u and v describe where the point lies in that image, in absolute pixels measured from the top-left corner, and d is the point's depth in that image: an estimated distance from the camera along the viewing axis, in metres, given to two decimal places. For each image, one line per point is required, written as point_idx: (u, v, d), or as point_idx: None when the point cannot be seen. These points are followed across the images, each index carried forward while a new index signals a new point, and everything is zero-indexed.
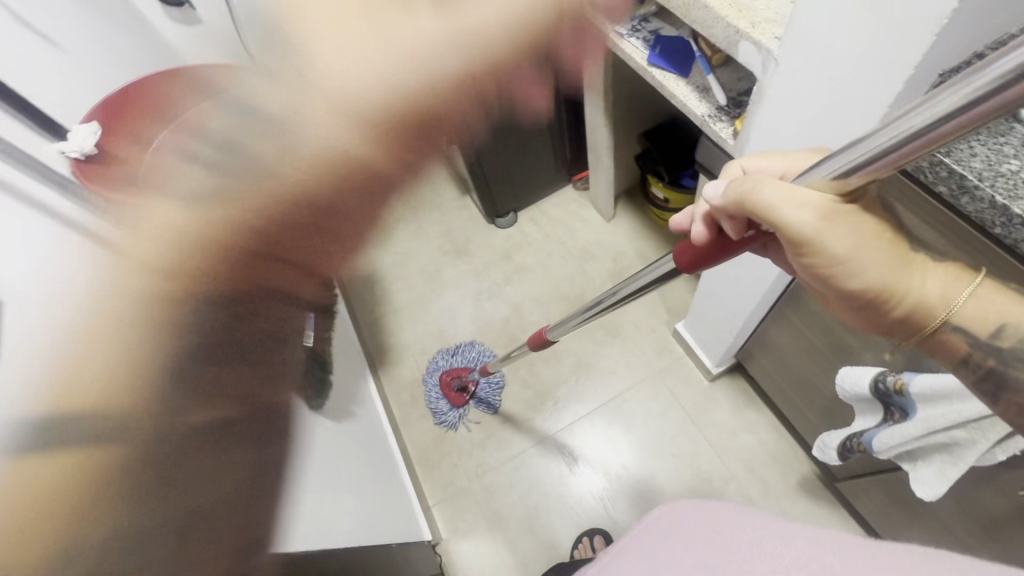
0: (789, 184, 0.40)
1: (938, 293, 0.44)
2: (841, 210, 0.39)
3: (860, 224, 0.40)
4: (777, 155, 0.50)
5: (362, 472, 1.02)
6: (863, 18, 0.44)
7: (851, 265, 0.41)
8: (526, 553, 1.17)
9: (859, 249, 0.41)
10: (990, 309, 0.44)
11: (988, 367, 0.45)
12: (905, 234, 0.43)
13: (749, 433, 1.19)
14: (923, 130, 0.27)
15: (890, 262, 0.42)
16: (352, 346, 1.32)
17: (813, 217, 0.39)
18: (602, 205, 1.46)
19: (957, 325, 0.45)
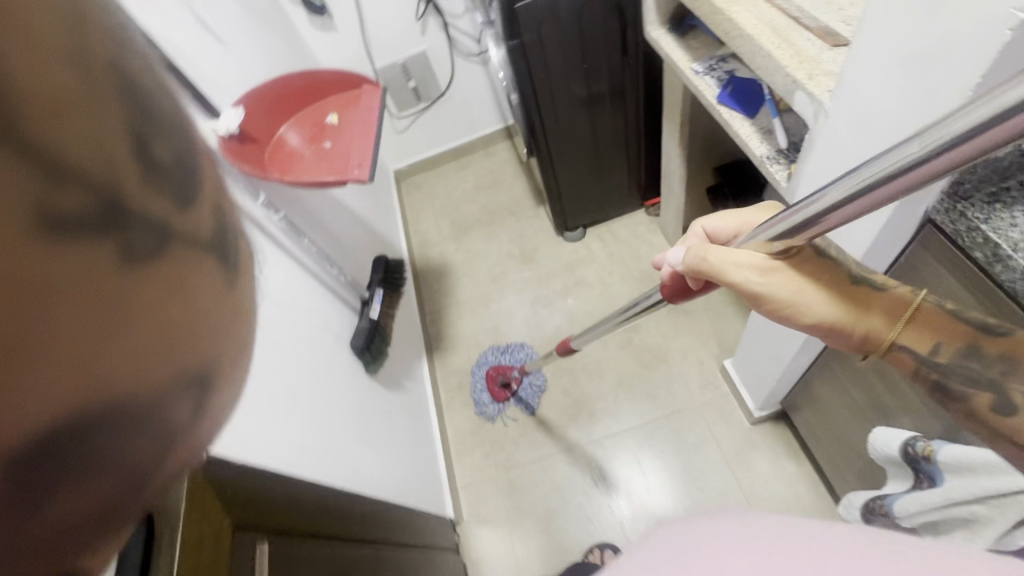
0: (733, 251, 0.51)
1: (881, 321, 0.51)
2: (775, 266, 0.50)
3: (794, 275, 0.50)
4: (736, 214, 0.58)
5: (402, 440, 1.13)
6: (904, 84, 0.46)
7: (797, 308, 0.50)
8: (538, 551, 1.22)
9: (798, 294, 0.50)
10: (931, 332, 0.51)
11: (936, 379, 0.52)
12: (841, 273, 0.51)
13: (784, 484, 1.15)
14: (940, 150, 0.31)
15: (832, 300, 0.50)
16: (414, 328, 1.45)
17: (753, 275, 0.50)
18: (670, 232, 1.48)
19: (904, 344, 0.52)
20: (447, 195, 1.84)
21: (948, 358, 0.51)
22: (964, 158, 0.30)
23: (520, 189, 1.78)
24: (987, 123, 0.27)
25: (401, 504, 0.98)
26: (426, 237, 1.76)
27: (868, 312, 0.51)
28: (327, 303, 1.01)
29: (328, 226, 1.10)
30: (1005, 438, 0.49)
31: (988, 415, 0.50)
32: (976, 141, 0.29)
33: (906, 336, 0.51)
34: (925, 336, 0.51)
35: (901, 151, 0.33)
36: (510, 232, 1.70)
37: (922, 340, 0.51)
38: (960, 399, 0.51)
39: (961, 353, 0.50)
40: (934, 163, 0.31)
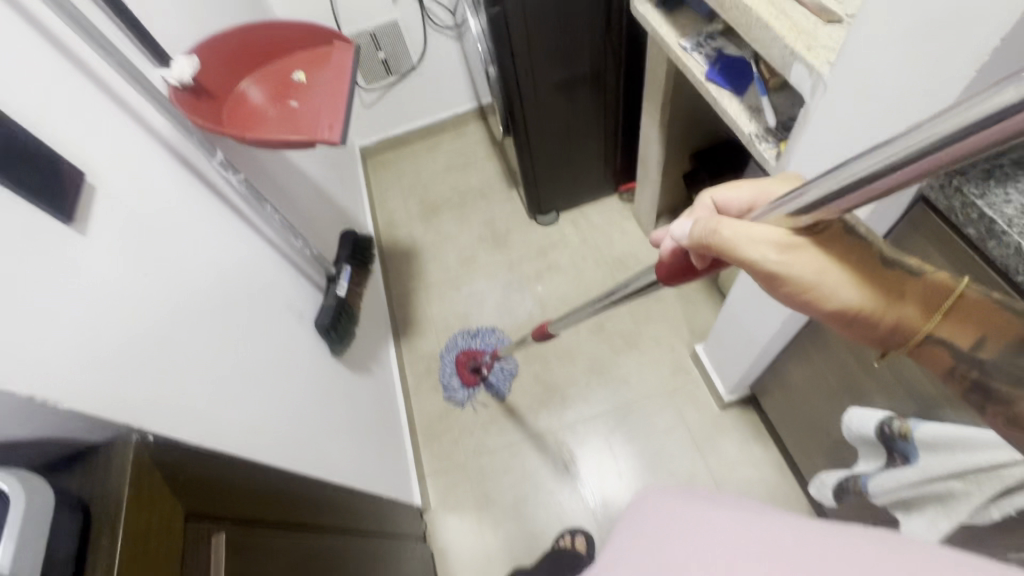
0: (749, 225, 0.48)
1: (914, 308, 0.47)
2: (797, 243, 0.47)
3: (817, 254, 0.47)
4: (749, 186, 0.56)
5: (368, 425, 1.08)
6: (916, 53, 0.46)
7: (821, 289, 0.47)
8: (507, 537, 1.19)
9: (821, 274, 0.46)
10: (966, 321, 0.47)
11: (972, 377, 0.48)
12: (871, 255, 0.48)
13: (751, 467, 1.17)
14: (953, 138, 0.29)
15: (860, 283, 0.47)
16: (380, 310, 1.38)
17: (772, 251, 0.47)
18: (644, 218, 1.48)
19: (940, 338, 0.48)
20: (416, 174, 1.77)
21: (991, 355, 0.46)
22: (975, 146, 0.28)
23: (492, 170, 1.73)
24: (1000, 115, 0.26)
25: (366, 491, 0.92)
26: (393, 217, 1.69)
27: (900, 299, 0.47)
28: (290, 278, 0.94)
29: (290, 197, 1.03)
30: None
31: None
32: (998, 127, 0.26)
33: (940, 325, 0.47)
34: (963, 328, 0.47)
35: (938, 122, 0.30)
36: (482, 214, 1.65)
37: (957, 331, 0.47)
38: (1000, 401, 0.46)
39: (1002, 348, 0.46)
40: (980, 134, 0.27)
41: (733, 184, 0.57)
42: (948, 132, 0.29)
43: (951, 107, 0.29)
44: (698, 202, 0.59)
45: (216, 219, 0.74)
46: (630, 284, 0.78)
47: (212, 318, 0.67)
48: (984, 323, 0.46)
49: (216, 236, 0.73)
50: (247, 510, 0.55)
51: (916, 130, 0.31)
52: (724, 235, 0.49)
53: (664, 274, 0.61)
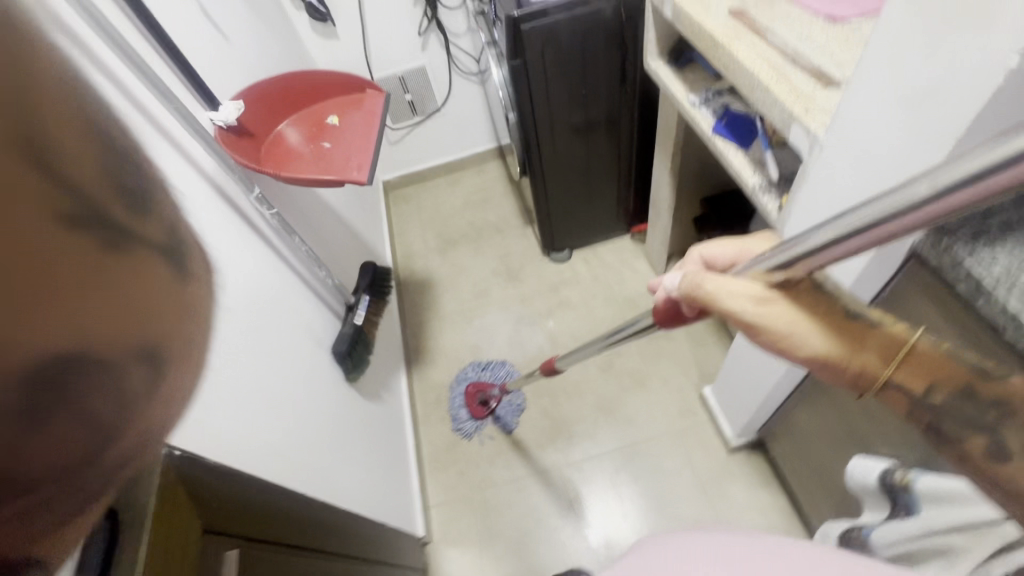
0: (730, 280, 0.50)
1: (876, 357, 0.48)
2: (771, 297, 0.48)
3: (789, 305, 0.48)
4: (734, 244, 0.59)
5: (377, 452, 1.10)
6: (900, 123, 0.50)
7: (792, 337, 0.48)
8: (509, 575, 1.18)
9: (793, 324, 0.48)
10: (926, 369, 0.47)
11: (929, 424, 0.48)
12: (832, 306, 0.50)
13: (759, 515, 1.15)
14: (931, 199, 0.31)
15: (825, 332, 0.48)
16: (394, 338, 1.42)
17: (749, 304, 0.48)
18: (655, 259, 1.51)
19: (902, 385, 0.48)
20: (435, 208, 1.84)
21: (942, 402, 0.47)
22: (953, 207, 0.31)
23: (509, 207, 1.79)
24: (970, 182, 0.28)
25: (370, 518, 0.93)
26: (411, 249, 1.75)
27: (860, 348, 0.48)
28: (311, 305, 0.99)
29: (317, 229, 1.09)
30: (997, 486, 0.45)
31: (980, 463, 0.46)
32: (969, 193, 0.29)
33: (902, 373, 0.47)
34: (921, 376, 0.47)
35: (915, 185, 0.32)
36: (497, 249, 1.70)
37: (917, 379, 0.47)
38: (951, 442, 0.48)
39: (955, 396, 0.47)
40: (956, 198, 0.30)
41: (715, 241, 0.60)
42: (926, 195, 0.32)
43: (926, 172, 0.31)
44: (688, 256, 0.62)
45: (248, 247, 0.79)
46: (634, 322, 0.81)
47: (241, 340, 0.71)
48: (942, 371, 0.47)
49: (249, 263, 0.78)
50: (259, 528, 0.58)
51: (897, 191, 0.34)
52: (708, 288, 0.50)
53: (660, 319, 0.63)
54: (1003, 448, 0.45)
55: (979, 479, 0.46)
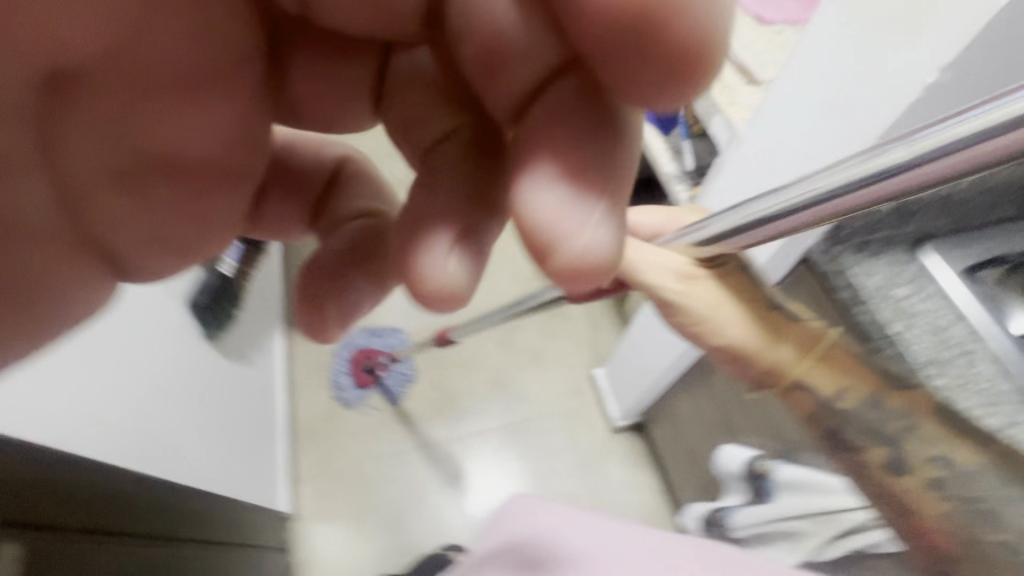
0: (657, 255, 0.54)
1: (790, 354, 0.55)
2: (694, 278, 0.55)
3: (712, 286, 0.55)
4: (661, 211, 0.60)
5: (239, 420, 0.97)
6: (817, 127, 0.50)
7: (711, 323, 0.56)
8: (381, 549, 1.15)
9: (714, 307, 0.55)
10: (830, 373, 0.54)
11: (833, 429, 0.56)
12: (757, 295, 0.56)
13: (631, 493, 1.22)
14: (890, 170, 0.31)
15: (744, 323, 0.55)
16: (273, 295, 1.27)
17: (674, 283, 0.55)
18: None
19: (808, 382, 0.55)
20: None
21: (850, 406, 0.54)
22: (908, 182, 0.31)
23: None
24: (939, 151, 0.29)
25: (221, 495, 0.82)
26: None
27: (779, 341, 0.55)
28: None
29: None
30: (889, 496, 0.54)
31: (879, 472, 0.54)
32: (936, 164, 0.29)
33: (811, 372, 0.54)
34: (830, 378, 0.54)
35: (868, 160, 0.32)
36: None
37: (824, 380, 0.54)
38: (852, 451, 0.56)
39: (863, 403, 0.53)
40: (914, 172, 0.30)
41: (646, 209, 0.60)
42: (878, 170, 0.32)
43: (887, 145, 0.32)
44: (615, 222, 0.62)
45: None
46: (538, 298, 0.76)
47: None
48: (847, 376, 0.53)
49: None
50: (30, 499, 0.46)
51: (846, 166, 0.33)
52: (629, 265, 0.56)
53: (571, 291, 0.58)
54: (900, 462, 0.53)
55: (876, 486, 0.55)
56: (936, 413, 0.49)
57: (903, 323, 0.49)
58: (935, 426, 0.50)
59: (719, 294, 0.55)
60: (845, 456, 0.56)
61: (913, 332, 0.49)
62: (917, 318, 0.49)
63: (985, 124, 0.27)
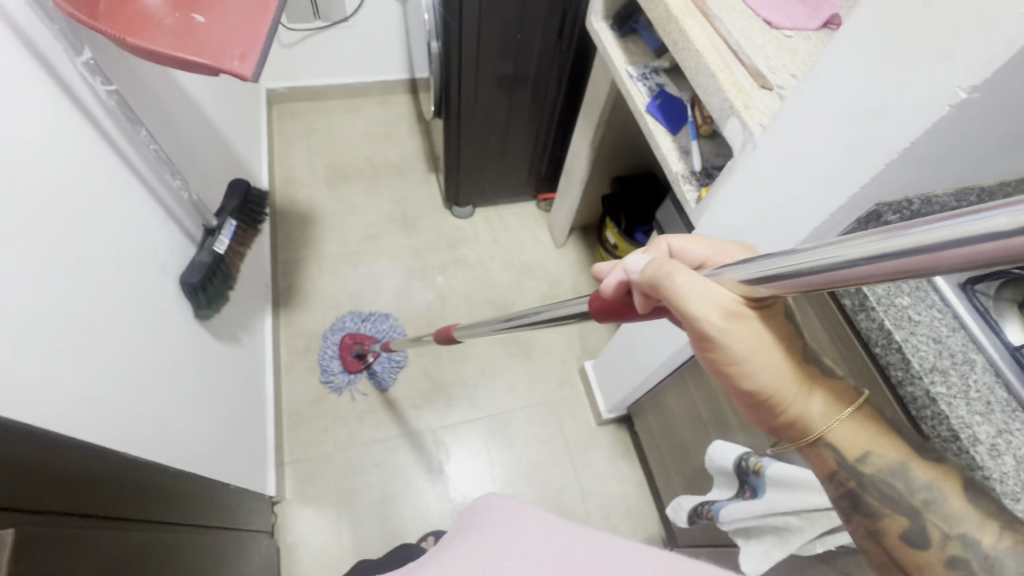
0: (702, 281, 0.44)
1: (821, 407, 0.48)
2: (740, 314, 0.45)
3: (757, 330, 0.46)
4: (707, 244, 0.56)
5: (227, 402, 0.95)
6: (835, 137, 0.50)
7: (743, 365, 0.46)
8: (367, 536, 1.13)
9: (751, 350, 0.46)
10: (857, 435, 0.49)
11: (850, 489, 0.49)
12: (797, 342, 0.49)
13: (616, 483, 1.23)
14: (882, 255, 0.29)
15: (780, 369, 0.47)
16: (261, 276, 1.24)
17: (717, 318, 0.44)
18: (556, 229, 1.49)
19: (834, 440, 0.49)
20: (328, 136, 1.64)
21: (874, 470, 0.48)
22: (905, 271, 0.28)
23: (413, 149, 1.65)
24: (935, 248, 0.26)
25: (210, 478, 0.80)
26: (294, 176, 1.55)
27: (811, 392, 0.48)
28: (159, 221, 0.79)
29: (176, 129, 0.88)
30: (899, 567, 0.47)
31: (894, 541, 0.47)
32: (932, 260, 0.26)
33: (840, 428, 0.49)
34: (858, 439, 0.49)
35: (869, 242, 0.29)
36: (393, 192, 1.56)
37: (852, 440, 0.49)
38: (868, 515, 0.48)
39: (888, 468, 0.48)
40: (902, 263, 0.28)
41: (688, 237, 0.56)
42: (878, 250, 0.29)
43: (891, 228, 0.28)
44: (655, 243, 0.58)
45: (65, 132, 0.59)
46: (545, 313, 0.73)
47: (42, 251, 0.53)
48: (875, 440, 0.48)
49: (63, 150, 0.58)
50: (40, 489, 0.44)
51: (846, 241, 0.31)
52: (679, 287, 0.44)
53: (597, 308, 0.59)
54: (921, 534, 0.46)
55: (883, 555, 0.48)
56: (966, 489, 0.45)
57: (908, 330, 0.51)
58: (962, 501, 0.45)
59: (762, 336, 0.46)
60: (860, 520, 0.49)
61: (915, 340, 0.50)
62: (921, 326, 0.51)
63: (985, 229, 0.24)
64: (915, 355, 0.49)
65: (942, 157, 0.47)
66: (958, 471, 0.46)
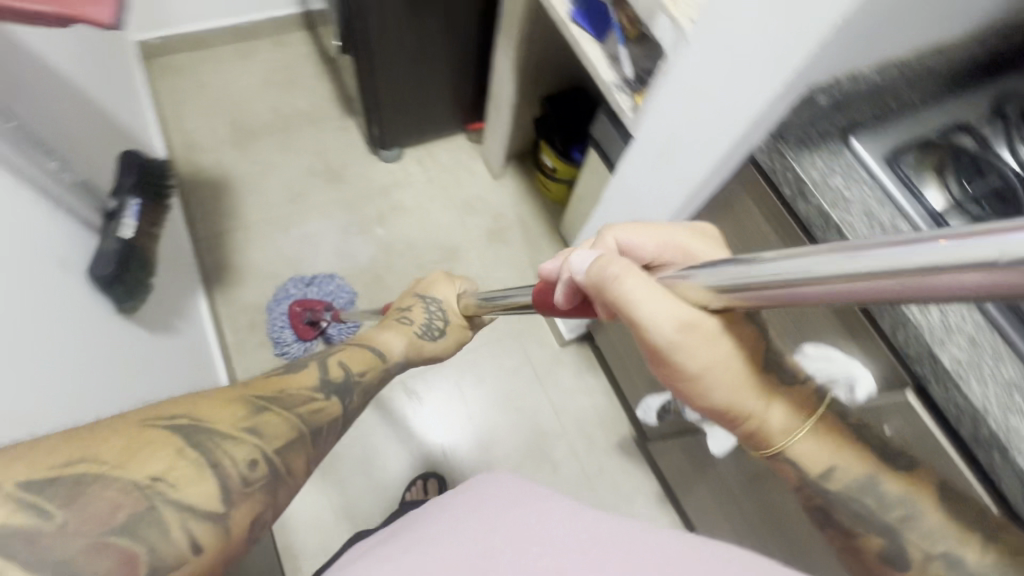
0: (655, 291, 0.41)
1: (781, 421, 0.50)
2: (700, 329, 0.42)
3: (718, 349, 0.44)
4: (654, 228, 0.52)
5: (180, 392, 0.89)
6: (764, 24, 0.49)
7: (700, 380, 0.46)
8: (355, 492, 1.15)
9: (708, 368, 0.45)
10: (819, 451, 0.50)
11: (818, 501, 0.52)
12: (758, 352, 0.48)
13: (586, 397, 1.30)
14: (886, 270, 0.25)
15: (736, 391, 0.47)
16: (183, 254, 1.14)
17: (673, 332, 0.41)
18: (491, 160, 1.43)
19: (797, 454, 0.50)
20: (224, 89, 1.46)
21: (839, 486, 0.50)
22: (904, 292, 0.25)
23: (323, 92, 1.50)
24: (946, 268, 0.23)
25: None
26: (195, 139, 1.39)
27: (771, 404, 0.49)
28: (43, 212, 0.69)
29: (37, 100, 0.75)
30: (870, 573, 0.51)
31: (874, 560, 0.50)
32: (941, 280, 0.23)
33: (804, 443, 0.50)
34: (822, 454, 0.50)
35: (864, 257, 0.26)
36: (310, 143, 1.44)
37: (813, 456, 0.50)
38: (845, 532, 0.52)
39: (851, 480, 0.50)
40: (897, 284, 0.25)
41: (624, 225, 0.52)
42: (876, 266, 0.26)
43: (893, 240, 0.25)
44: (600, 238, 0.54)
45: None
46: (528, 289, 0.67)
47: None
48: (839, 454, 0.50)
49: None
50: None
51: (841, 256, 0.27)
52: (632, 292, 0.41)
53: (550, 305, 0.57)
54: (902, 554, 0.48)
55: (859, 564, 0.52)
56: (940, 502, 0.48)
57: (841, 208, 0.54)
58: (938, 517, 0.47)
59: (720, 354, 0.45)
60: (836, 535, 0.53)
61: (849, 216, 0.53)
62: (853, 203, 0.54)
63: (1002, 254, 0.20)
64: (850, 230, 0.53)
65: (866, 28, 0.47)
66: (930, 485, 0.49)
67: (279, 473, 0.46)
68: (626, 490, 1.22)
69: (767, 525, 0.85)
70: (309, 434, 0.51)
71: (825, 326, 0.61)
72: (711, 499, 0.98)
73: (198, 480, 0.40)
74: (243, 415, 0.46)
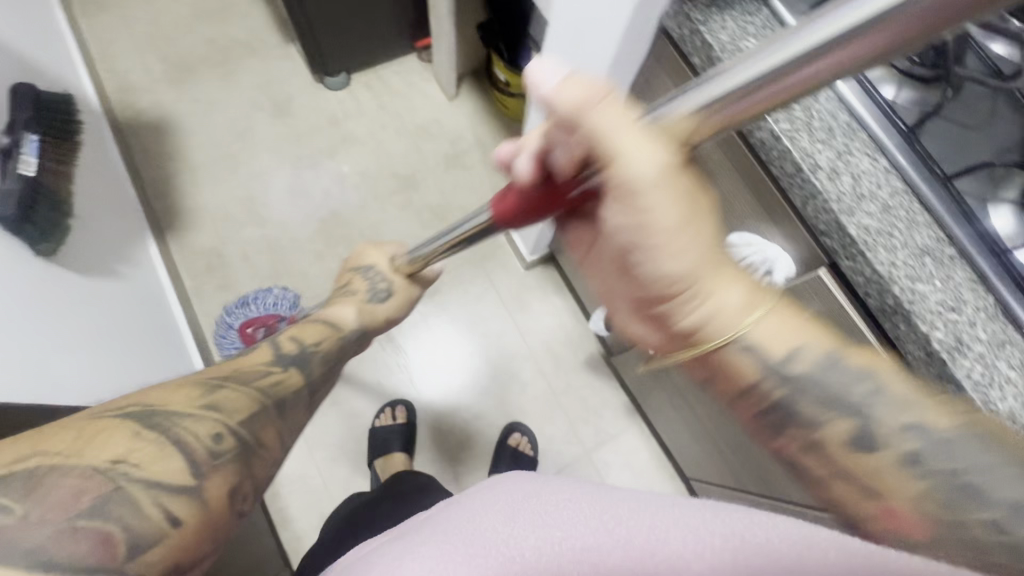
0: (627, 123, 0.38)
1: (748, 299, 0.42)
2: (671, 173, 0.38)
3: (676, 198, 0.39)
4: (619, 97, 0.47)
5: (122, 329, 0.89)
6: None
7: (659, 249, 0.41)
8: (327, 422, 1.18)
9: (674, 226, 0.40)
10: (783, 334, 0.42)
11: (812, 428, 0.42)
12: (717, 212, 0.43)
13: (554, 318, 1.28)
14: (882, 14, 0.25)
15: (701, 256, 0.41)
16: (124, 199, 1.11)
17: (648, 167, 0.38)
18: (442, 78, 1.34)
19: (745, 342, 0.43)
20: (152, 22, 1.37)
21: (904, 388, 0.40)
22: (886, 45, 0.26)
23: (259, 17, 1.40)
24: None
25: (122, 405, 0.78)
26: (128, 79, 1.32)
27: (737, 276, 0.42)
28: None
29: None
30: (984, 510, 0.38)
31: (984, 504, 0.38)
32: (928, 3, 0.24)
33: (763, 326, 0.42)
34: (790, 337, 0.43)
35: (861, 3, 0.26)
36: (250, 75, 1.36)
37: (780, 340, 0.42)
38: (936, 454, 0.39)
39: (828, 364, 0.42)
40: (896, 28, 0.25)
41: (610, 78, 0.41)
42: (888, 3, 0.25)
43: None
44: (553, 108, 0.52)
45: None
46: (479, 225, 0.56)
47: None
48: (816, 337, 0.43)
49: None
50: None
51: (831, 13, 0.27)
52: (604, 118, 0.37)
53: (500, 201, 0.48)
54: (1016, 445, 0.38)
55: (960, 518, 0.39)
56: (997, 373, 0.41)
57: None
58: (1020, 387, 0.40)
59: (683, 209, 0.40)
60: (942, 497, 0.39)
61: None
62: None
63: None
64: None
65: None
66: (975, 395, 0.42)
67: (251, 447, 0.44)
68: (594, 404, 1.23)
69: (717, 425, 0.85)
70: (274, 407, 0.49)
71: (745, 212, 0.57)
72: (669, 404, 0.98)
73: (159, 459, 0.38)
74: (201, 393, 0.44)
